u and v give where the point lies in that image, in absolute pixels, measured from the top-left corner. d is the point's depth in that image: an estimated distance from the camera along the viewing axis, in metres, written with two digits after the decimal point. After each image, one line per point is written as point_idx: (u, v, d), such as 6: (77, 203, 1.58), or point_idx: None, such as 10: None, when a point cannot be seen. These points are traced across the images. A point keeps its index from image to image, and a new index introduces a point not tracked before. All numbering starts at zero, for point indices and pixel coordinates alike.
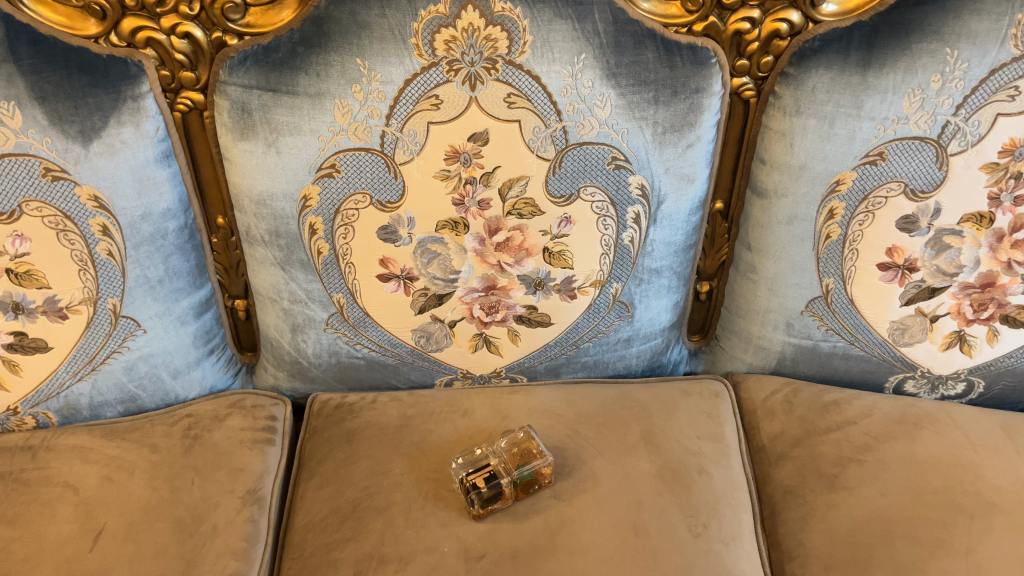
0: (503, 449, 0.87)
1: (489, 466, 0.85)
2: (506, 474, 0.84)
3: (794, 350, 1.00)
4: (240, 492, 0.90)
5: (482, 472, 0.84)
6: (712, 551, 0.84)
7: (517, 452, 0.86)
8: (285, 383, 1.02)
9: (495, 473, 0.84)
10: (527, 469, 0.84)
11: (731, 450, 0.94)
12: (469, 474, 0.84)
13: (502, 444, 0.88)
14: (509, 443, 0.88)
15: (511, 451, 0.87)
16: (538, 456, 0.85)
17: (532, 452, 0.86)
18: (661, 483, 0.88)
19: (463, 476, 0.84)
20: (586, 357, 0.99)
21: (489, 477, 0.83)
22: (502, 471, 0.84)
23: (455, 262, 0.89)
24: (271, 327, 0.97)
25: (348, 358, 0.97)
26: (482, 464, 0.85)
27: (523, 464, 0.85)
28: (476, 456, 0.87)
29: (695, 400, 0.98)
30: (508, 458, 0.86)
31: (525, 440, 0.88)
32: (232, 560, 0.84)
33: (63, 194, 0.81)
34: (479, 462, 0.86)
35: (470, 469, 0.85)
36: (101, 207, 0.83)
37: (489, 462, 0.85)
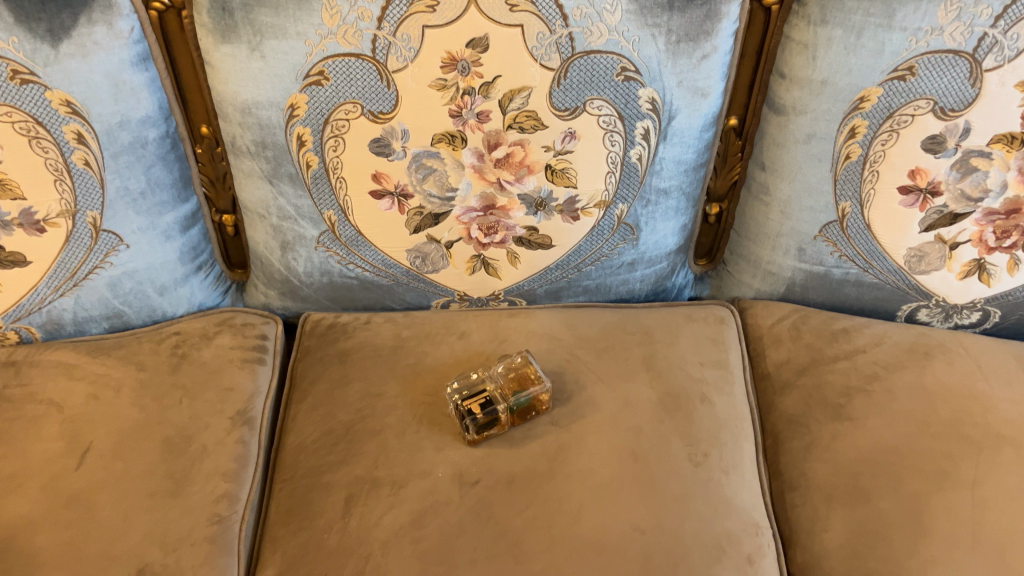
0: (501, 374, 0.84)
1: (486, 392, 0.82)
2: (502, 400, 0.81)
3: (805, 276, 0.96)
4: (230, 413, 0.87)
5: (477, 399, 0.81)
6: (712, 481, 0.82)
7: (515, 378, 0.83)
8: (275, 302, 0.98)
9: (491, 401, 0.81)
10: (526, 397, 0.82)
11: (736, 378, 0.91)
12: (465, 400, 0.81)
13: (499, 369, 0.85)
14: (506, 368, 0.85)
15: (509, 376, 0.84)
16: (535, 381, 0.83)
17: (530, 378, 0.83)
18: (662, 410, 0.86)
19: (458, 401, 0.82)
20: (587, 280, 0.95)
21: (485, 405, 0.81)
22: (499, 397, 0.81)
23: (452, 178, 0.84)
24: (260, 244, 0.93)
25: (340, 277, 0.93)
26: (479, 389, 0.82)
27: (522, 391, 0.81)
28: (473, 380, 0.84)
29: (700, 325, 0.94)
30: (505, 384, 0.83)
31: (524, 366, 0.84)
32: (223, 481, 0.83)
33: (32, 99, 0.76)
34: (475, 387, 0.83)
35: (466, 394, 0.82)
36: (75, 114, 0.78)
37: (487, 388, 0.82)
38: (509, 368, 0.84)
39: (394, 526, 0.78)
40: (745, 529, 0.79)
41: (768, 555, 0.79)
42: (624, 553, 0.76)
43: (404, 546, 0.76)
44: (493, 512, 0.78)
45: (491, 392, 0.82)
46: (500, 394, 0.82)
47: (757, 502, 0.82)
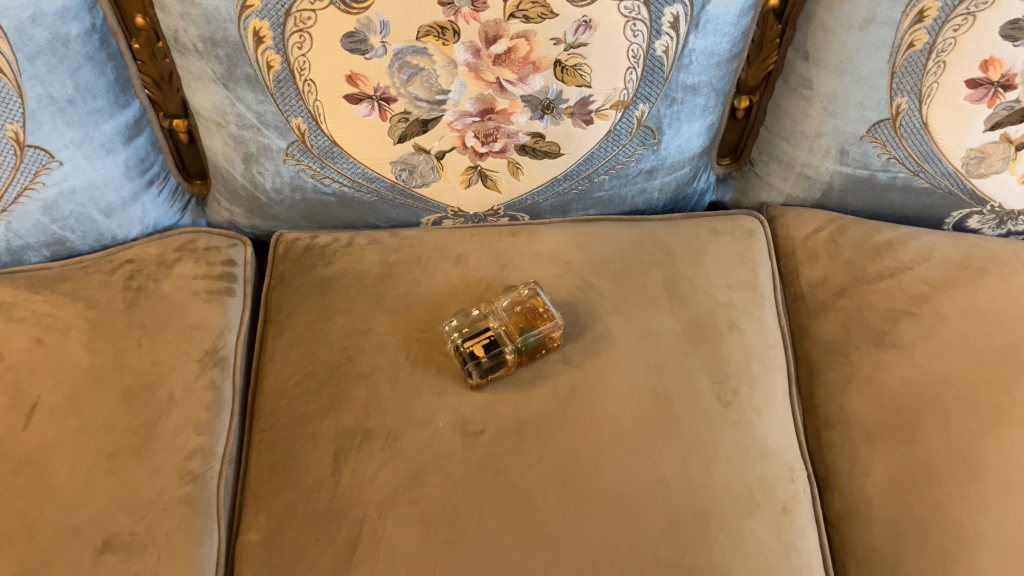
0: (504, 311, 0.74)
1: (488, 332, 0.72)
2: (508, 342, 0.71)
3: (845, 180, 0.84)
4: (198, 354, 0.77)
5: (478, 340, 0.71)
6: (743, 423, 0.73)
7: (521, 316, 0.73)
8: (242, 220, 0.86)
9: (494, 342, 0.71)
10: (536, 335, 0.71)
11: (766, 301, 0.81)
12: (464, 341, 0.72)
13: (501, 306, 0.74)
14: (510, 304, 0.74)
15: (514, 314, 0.74)
16: (548, 316, 0.72)
17: (539, 314, 0.73)
18: (686, 342, 0.76)
19: (457, 342, 0.72)
20: (599, 192, 0.84)
21: (487, 346, 0.71)
22: (505, 339, 0.72)
23: (443, 79, 0.71)
24: (218, 155, 0.80)
25: (315, 193, 0.81)
26: (480, 328, 0.72)
27: (531, 329, 0.71)
28: (473, 318, 0.74)
29: (727, 240, 0.83)
30: (510, 323, 0.73)
31: (531, 301, 0.74)
32: (194, 434, 0.73)
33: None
34: (476, 325, 0.73)
35: (466, 334, 0.72)
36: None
37: (489, 328, 0.72)
38: (513, 305, 0.74)
39: (390, 484, 0.69)
40: (780, 475, 0.72)
41: (804, 503, 0.72)
42: (647, 509, 0.68)
43: (403, 508, 0.68)
44: (500, 466, 0.70)
45: (494, 331, 0.72)
46: (505, 334, 0.72)
47: (791, 443, 0.74)
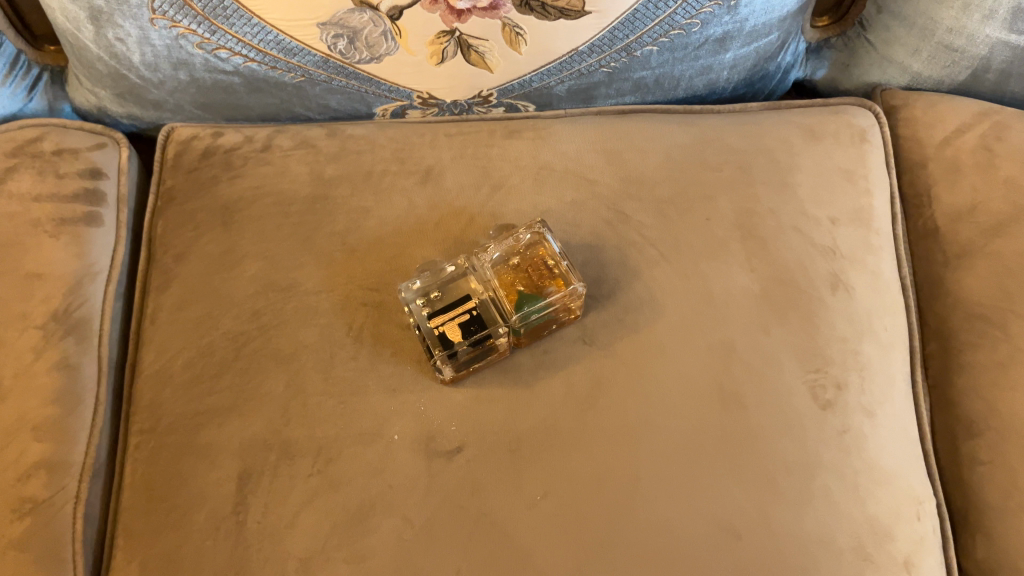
0: (492, 270, 0.50)
1: (471, 303, 0.48)
2: (501, 319, 0.48)
3: (1011, 56, 0.56)
4: (41, 320, 0.52)
5: (455, 316, 0.47)
6: (849, 433, 0.49)
7: (521, 278, 0.49)
8: (113, 105, 0.58)
9: (482, 319, 0.47)
10: (547, 308, 0.47)
11: (883, 242, 0.55)
12: (434, 317, 0.47)
13: (489, 261, 0.50)
14: (501, 259, 0.50)
15: (511, 274, 0.49)
16: (565, 277, 0.48)
17: (549, 273, 0.49)
18: (765, 311, 0.51)
19: (422, 319, 0.48)
20: (641, 71, 0.56)
21: (470, 325, 0.47)
22: (498, 314, 0.48)
23: None
24: (53, 10, 0.51)
25: (209, 71, 0.53)
26: (459, 297, 0.48)
27: (539, 297, 0.47)
28: (445, 280, 0.50)
29: (827, 148, 0.56)
30: (504, 288, 0.49)
31: (536, 252, 0.50)
32: (34, 442, 0.50)
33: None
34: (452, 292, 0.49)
35: (438, 305, 0.48)
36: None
37: (472, 296, 0.48)
38: (507, 259, 0.50)
39: (320, 530, 0.46)
40: (899, 511, 0.49)
41: (931, 551, 0.49)
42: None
43: (336, 567, 0.45)
44: (485, 505, 0.46)
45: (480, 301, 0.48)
46: (497, 305, 0.48)
47: (914, 458, 0.51)
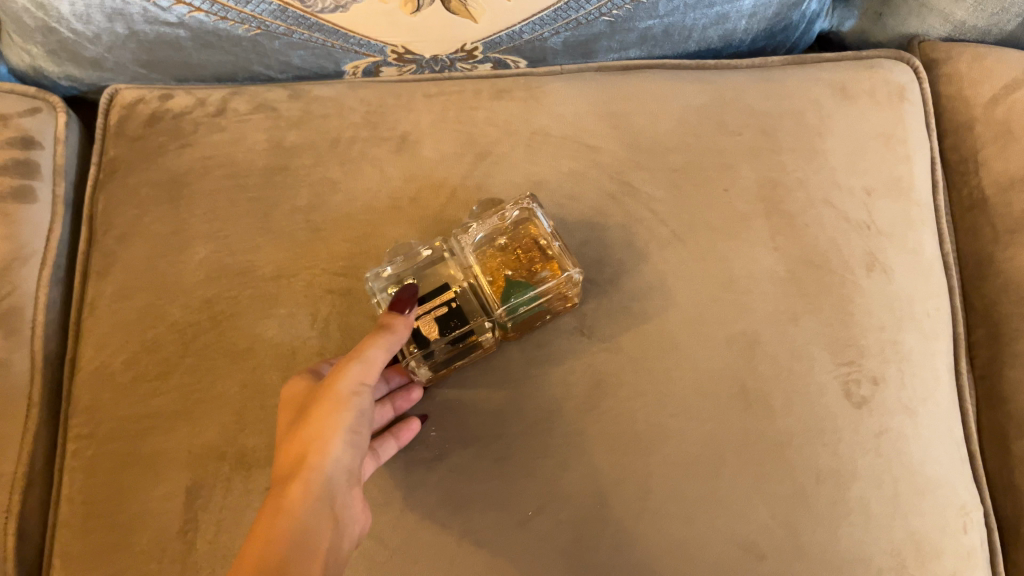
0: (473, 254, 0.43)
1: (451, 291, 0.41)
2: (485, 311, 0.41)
3: None
4: None
5: (433, 308, 0.40)
6: (888, 435, 0.43)
7: (507, 263, 0.43)
8: (47, 65, 0.51)
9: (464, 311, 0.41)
10: (540, 299, 0.41)
11: (925, 215, 0.48)
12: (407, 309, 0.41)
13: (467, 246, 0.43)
14: (484, 240, 0.43)
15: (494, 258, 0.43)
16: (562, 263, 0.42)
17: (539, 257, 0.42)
18: (791, 296, 0.44)
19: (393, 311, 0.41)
20: (648, 20, 0.49)
21: (451, 318, 0.40)
22: (481, 304, 0.42)
23: None
24: None
25: (149, 23, 0.46)
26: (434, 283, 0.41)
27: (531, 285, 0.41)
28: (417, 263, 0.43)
29: (861, 108, 0.49)
30: (487, 274, 0.42)
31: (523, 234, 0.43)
32: None
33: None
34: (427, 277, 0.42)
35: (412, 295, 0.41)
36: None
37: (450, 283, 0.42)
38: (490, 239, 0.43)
39: None
40: (946, 523, 0.43)
41: (980, 569, 0.43)
42: None
43: None
44: (470, 523, 0.40)
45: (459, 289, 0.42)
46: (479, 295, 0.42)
47: (961, 462, 0.44)
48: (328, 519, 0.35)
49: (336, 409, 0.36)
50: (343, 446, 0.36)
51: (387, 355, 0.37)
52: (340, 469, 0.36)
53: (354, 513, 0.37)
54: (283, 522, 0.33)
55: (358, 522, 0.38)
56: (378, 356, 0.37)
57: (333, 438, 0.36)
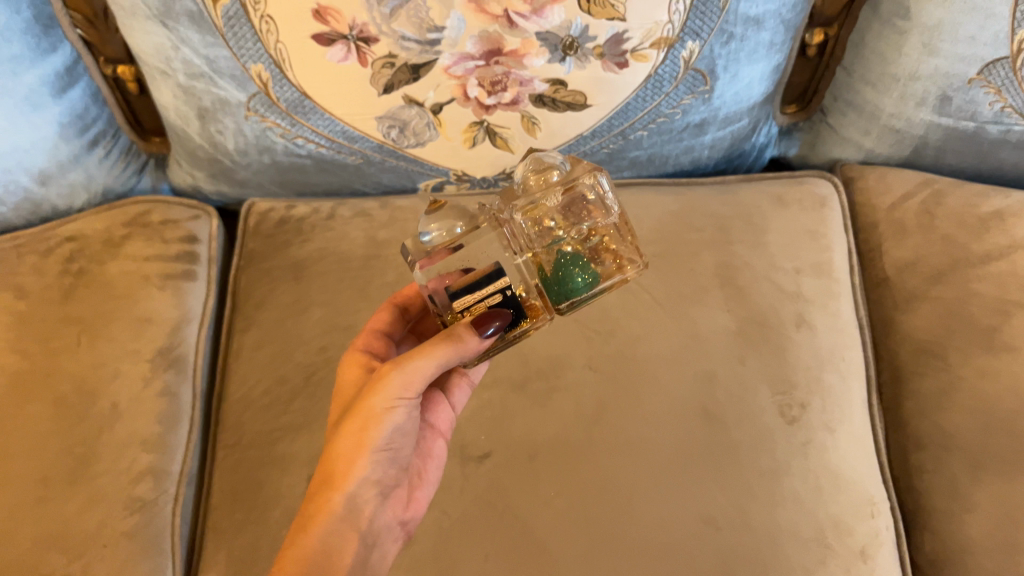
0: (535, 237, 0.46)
1: (508, 268, 0.44)
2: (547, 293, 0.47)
3: (944, 134, 0.68)
4: (148, 354, 0.64)
5: (485, 297, 0.42)
6: (812, 445, 0.59)
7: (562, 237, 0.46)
8: (207, 185, 0.72)
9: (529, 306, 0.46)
10: (599, 276, 0.47)
11: (843, 290, 0.65)
12: (457, 294, 0.42)
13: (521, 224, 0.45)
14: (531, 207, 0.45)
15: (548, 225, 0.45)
16: (619, 233, 0.48)
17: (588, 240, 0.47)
18: (742, 345, 0.62)
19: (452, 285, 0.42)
20: (636, 151, 0.69)
21: (506, 308, 0.43)
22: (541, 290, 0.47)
23: (436, 13, 0.55)
24: (169, 110, 0.65)
25: (287, 156, 0.67)
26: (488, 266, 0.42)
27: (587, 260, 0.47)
28: (470, 236, 0.43)
29: (794, 212, 0.68)
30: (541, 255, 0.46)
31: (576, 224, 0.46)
32: (142, 453, 0.61)
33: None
34: (483, 247, 0.43)
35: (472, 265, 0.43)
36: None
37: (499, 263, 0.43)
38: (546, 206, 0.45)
39: None
40: (857, 510, 0.58)
41: (886, 545, 0.57)
42: (692, 558, 0.54)
43: None
44: (509, 502, 0.57)
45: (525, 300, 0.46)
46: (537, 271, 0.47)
47: (871, 468, 0.60)
48: (352, 527, 0.46)
49: (370, 424, 0.45)
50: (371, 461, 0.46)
51: (434, 364, 0.44)
52: (369, 483, 0.46)
53: (386, 512, 0.48)
54: (306, 538, 0.45)
55: (394, 522, 0.48)
56: (421, 367, 0.44)
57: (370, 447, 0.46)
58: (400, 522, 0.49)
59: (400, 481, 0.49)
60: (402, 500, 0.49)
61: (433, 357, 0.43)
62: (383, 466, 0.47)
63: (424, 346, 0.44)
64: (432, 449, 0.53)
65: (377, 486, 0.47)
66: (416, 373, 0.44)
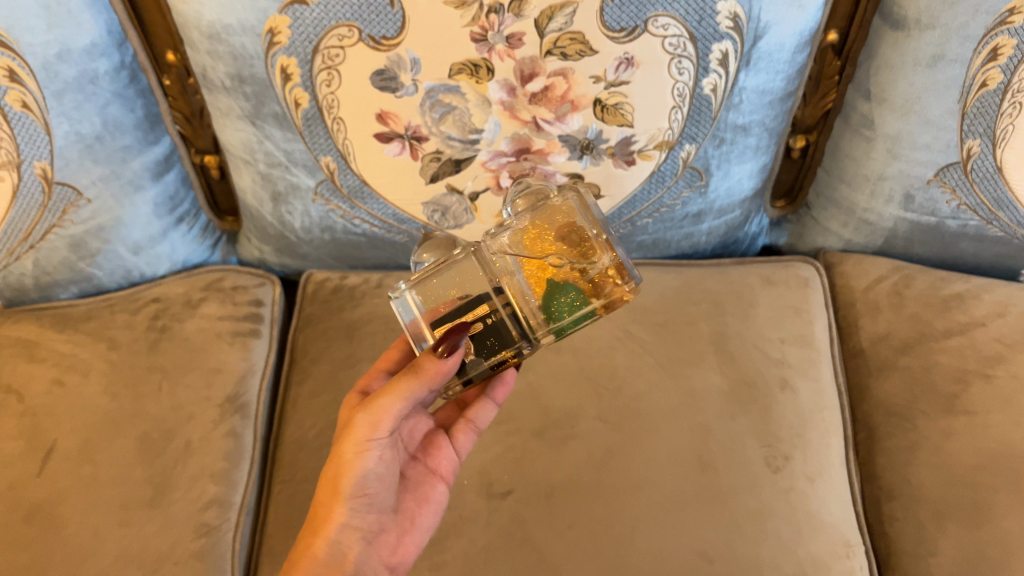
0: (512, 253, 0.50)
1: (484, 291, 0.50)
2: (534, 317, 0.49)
3: (911, 227, 0.78)
4: (218, 400, 0.74)
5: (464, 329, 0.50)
6: (794, 491, 0.67)
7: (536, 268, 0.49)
8: (272, 258, 0.84)
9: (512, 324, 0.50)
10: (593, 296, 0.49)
11: (823, 359, 0.75)
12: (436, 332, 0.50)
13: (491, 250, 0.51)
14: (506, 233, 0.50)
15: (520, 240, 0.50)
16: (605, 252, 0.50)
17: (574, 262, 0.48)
18: (733, 403, 0.71)
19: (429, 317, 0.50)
20: (643, 236, 0.80)
21: (484, 337, 0.50)
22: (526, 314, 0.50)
23: (477, 118, 0.68)
24: (247, 194, 0.77)
25: (344, 233, 0.78)
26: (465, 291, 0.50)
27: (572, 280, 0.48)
28: (445, 268, 0.50)
29: (779, 291, 0.78)
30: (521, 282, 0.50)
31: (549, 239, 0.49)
32: (211, 484, 0.70)
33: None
34: (455, 276, 0.50)
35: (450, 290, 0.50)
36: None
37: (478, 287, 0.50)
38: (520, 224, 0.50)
39: None
40: (834, 551, 0.65)
41: None
42: None
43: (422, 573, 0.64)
44: (528, 534, 0.65)
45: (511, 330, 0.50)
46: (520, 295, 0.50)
47: (848, 515, 0.67)
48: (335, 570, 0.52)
49: (343, 471, 0.53)
50: (348, 506, 0.53)
51: (397, 400, 0.51)
52: (351, 528, 0.53)
53: (373, 557, 0.54)
54: None
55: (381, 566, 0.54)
56: (384, 405, 0.51)
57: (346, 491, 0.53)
58: (386, 566, 0.55)
59: (384, 523, 0.55)
60: (390, 547, 0.55)
61: (395, 394, 0.51)
62: (361, 511, 0.54)
63: (387, 386, 0.51)
64: (430, 494, 0.59)
65: (359, 533, 0.54)
66: (381, 412, 0.51)
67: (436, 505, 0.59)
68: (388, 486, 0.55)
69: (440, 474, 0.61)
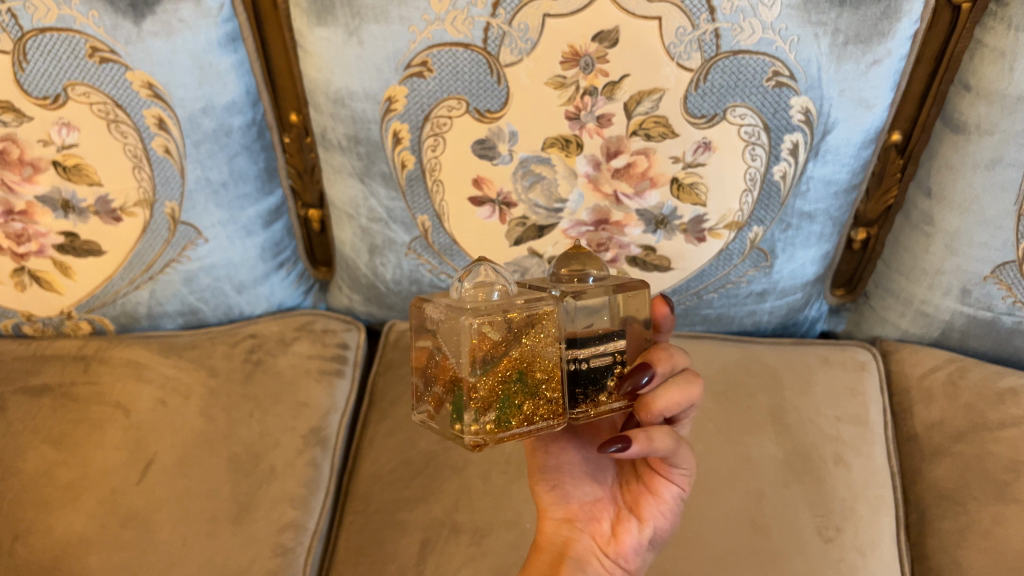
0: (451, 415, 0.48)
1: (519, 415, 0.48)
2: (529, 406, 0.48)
3: (969, 321, 0.80)
4: (302, 431, 0.79)
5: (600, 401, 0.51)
6: (845, 562, 0.70)
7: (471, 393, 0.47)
8: (359, 307, 0.91)
9: (528, 422, 0.48)
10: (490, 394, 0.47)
11: (877, 439, 0.77)
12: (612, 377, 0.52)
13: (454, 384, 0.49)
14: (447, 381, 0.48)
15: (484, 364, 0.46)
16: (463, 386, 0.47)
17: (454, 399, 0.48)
18: (788, 472, 0.74)
19: (565, 330, 0.49)
20: (709, 310, 0.82)
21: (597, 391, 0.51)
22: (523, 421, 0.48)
23: (562, 188, 0.74)
24: (345, 245, 0.85)
25: (431, 289, 0.82)
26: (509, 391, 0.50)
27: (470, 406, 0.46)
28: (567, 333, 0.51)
29: (837, 371, 0.82)
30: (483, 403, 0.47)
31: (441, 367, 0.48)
32: (289, 508, 0.75)
33: (68, 45, 0.71)
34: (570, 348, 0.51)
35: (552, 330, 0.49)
36: (108, 61, 0.71)
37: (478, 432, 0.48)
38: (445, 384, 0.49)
39: None
40: None
41: None
42: None
43: None
44: None
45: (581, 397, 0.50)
46: (528, 381, 0.48)
47: None
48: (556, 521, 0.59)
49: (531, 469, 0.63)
50: (551, 504, 0.60)
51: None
52: (561, 522, 0.59)
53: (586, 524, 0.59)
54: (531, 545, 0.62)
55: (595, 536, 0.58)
56: None
57: (549, 493, 0.61)
58: (600, 549, 0.57)
59: (596, 510, 0.59)
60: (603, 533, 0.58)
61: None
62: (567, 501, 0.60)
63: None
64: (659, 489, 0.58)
65: (570, 522, 0.59)
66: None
67: (661, 497, 0.58)
68: (586, 478, 0.61)
69: (656, 466, 0.58)
